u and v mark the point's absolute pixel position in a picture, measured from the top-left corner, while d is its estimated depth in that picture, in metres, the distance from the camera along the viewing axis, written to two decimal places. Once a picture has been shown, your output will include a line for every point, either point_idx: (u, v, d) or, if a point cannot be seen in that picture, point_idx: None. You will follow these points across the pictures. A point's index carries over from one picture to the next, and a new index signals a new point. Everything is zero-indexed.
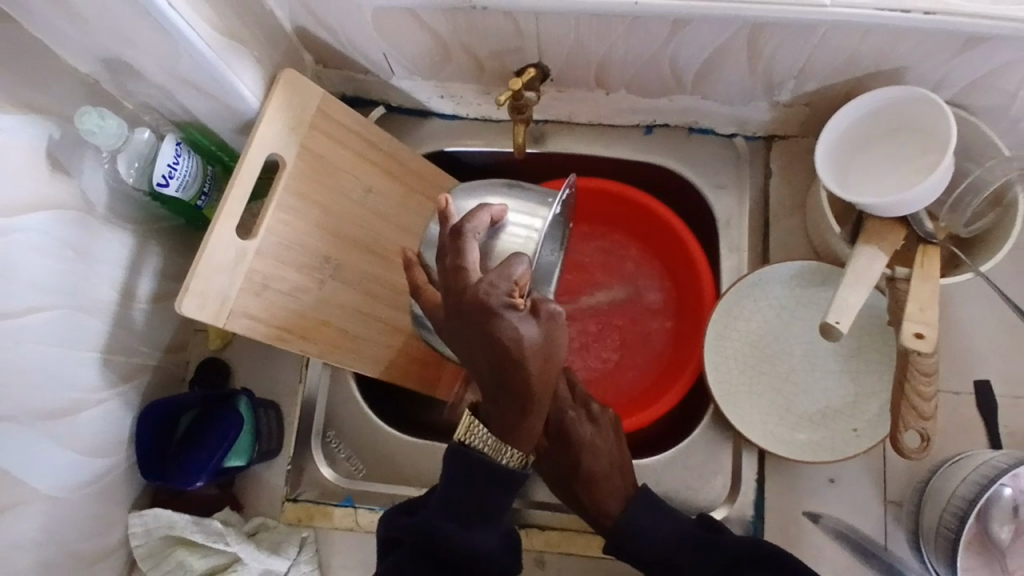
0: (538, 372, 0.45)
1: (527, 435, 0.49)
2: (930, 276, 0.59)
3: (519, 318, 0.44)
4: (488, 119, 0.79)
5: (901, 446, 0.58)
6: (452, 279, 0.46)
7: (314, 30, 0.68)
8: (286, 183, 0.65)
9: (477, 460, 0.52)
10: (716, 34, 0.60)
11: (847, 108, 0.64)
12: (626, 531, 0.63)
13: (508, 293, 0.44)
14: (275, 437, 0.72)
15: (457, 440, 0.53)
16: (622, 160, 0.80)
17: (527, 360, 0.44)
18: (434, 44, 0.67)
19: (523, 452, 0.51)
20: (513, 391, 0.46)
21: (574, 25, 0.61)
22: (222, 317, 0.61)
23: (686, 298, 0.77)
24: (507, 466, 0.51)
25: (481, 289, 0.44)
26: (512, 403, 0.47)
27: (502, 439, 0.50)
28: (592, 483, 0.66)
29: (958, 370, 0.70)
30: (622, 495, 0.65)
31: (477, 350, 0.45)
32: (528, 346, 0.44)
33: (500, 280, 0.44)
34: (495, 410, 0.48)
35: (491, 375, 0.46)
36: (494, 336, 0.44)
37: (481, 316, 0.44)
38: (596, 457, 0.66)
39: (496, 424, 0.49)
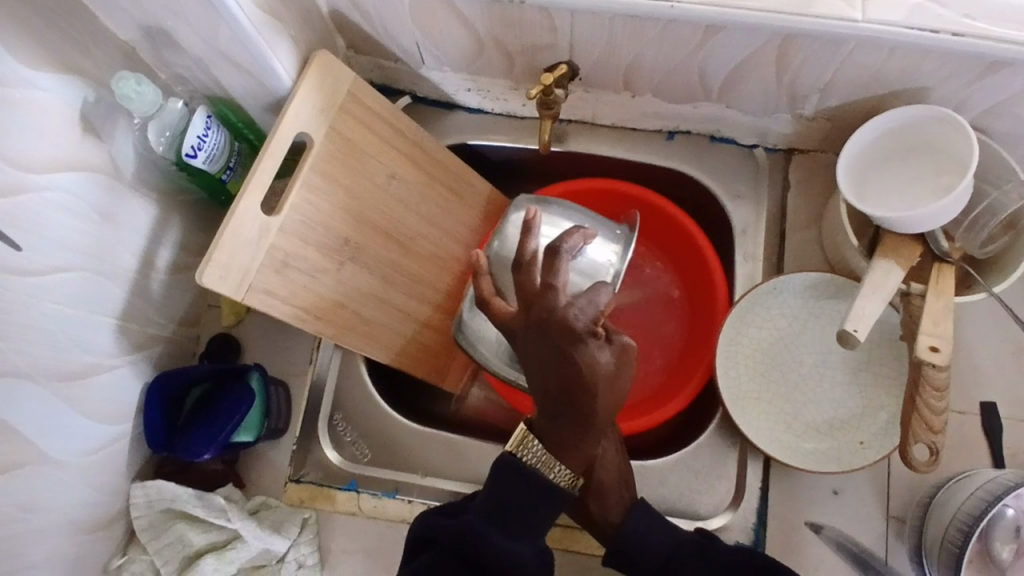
0: (603, 395, 0.50)
1: (581, 453, 0.54)
2: (944, 293, 0.60)
3: (596, 345, 0.49)
4: (512, 115, 0.80)
5: (910, 458, 0.58)
6: (539, 297, 0.49)
7: (349, 15, 0.69)
8: (313, 163, 0.65)
9: (524, 472, 0.54)
10: (743, 45, 0.62)
11: (881, 117, 0.64)
12: (627, 538, 0.62)
13: (591, 319, 0.48)
14: (283, 417, 0.72)
15: (506, 451, 0.55)
16: (643, 164, 0.81)
17: (597, 384, 0.49)
18: (467, 37, 0.68)
19: (572, 471, 0.54)
20: (576, 414, 0.51)
21: (608, 26, 0.62)
22: (242, 290, 0.62)
23: (699, 300, 0.78)
24: (556, 483, 0.54)
25: (570, 312, 0.48)
26: (573, 421, 0.52)
27: (554, 453, 0.53)
28: (597, 491, 0.65)
29: (964, 390, 0.71)
30: (621, 498, 0.65)
31: (550, 369, 0.50)
32: (601, 372, 0.49)
33: (586, 307, 0.48)
34: (550, 426, 0.53)
35: (557, 394, 0.51)
36: (574, 358, 0.48)
37: (567, 338, 0.48)
38: (607, 468, 0.65)
39: (550, 439, 0.53)
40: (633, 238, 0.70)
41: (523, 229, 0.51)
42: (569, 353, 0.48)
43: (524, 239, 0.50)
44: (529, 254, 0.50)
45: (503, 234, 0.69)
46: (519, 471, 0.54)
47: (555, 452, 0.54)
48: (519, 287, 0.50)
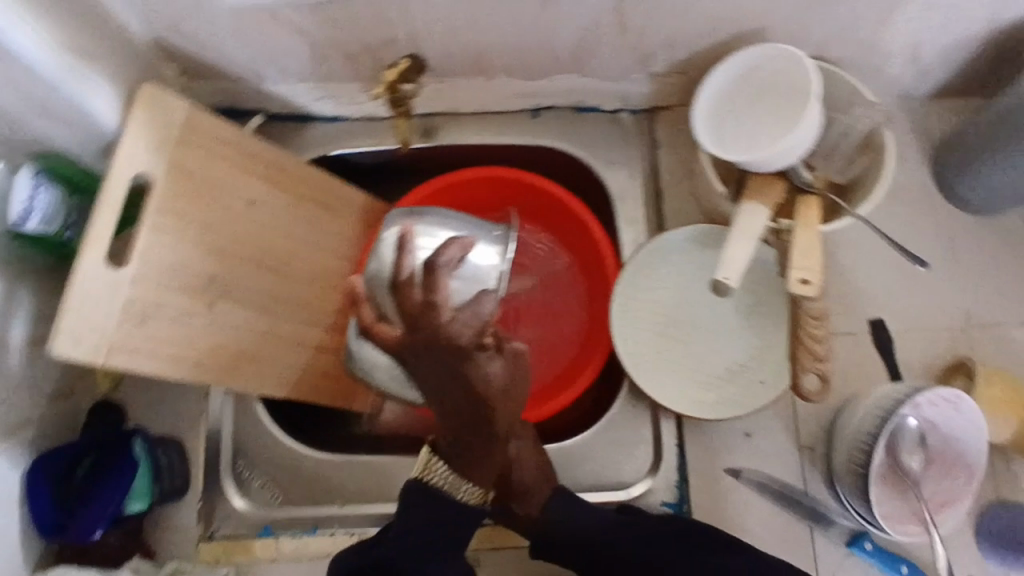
0: (501, 403, 0.51)
1: (486, 467, 0.54)
2: (811, 225, 0.61)
3: (486, 357, 0.49)
4: (372, 117, 0.77)
5: (800, 389, 0.60)
6: (422, 316, 0.47)
7: (172, 40, 0.65)
8: (158, 204, 0.60)
9: (433, 496, 0.55)
10: (579, 12, 0.61)
11: (749, 52, 0.64)
12: (549, 524, 0.62)
13: (477, 332, 0.48)
14: (180, 474, 0.69)
15: (414, 477, 0.56)
16: (513, 147, 0.79)
17: (490, 394, 0.50)
18: (301, 44, 0.65)
19: (480, 487, 0.54)
20: (475, 424, 0.51)
21: (443, 12, 0.60)
22: (103, 352, 0.57)
23: (592, 272, 0.78)
24: (465, 501, 0.55)
25: (455, 329, 0.47)
26: (474, 432, 0.52)
27: (461, 473, 0.54)
28: (519, 493, 0.63)
29: (852, 312, 0.73)
30: (542, 490, 0.63)
31: (445, 386, 0.49)
32: (493, 382, 0.49)
33: (471, 322, 0.48)
34: (455, 443, 0.53)
35: (456, 409, 0.51)
36: (466, 372, 0.48)
37: (456, 355, 0.48)
38: (525, 471, 0.62)
39: (455, 460, 0.53)
40: (513, 236, 0.69)
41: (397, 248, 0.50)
42: (460, 370, 0.48)
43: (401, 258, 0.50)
44: (407, 272, 0.49)
45: (379, 253, 0.66)
46: (427, 497, 0.55)
47: (458, 468, 0.54)
48: (400, 306, 0.48)
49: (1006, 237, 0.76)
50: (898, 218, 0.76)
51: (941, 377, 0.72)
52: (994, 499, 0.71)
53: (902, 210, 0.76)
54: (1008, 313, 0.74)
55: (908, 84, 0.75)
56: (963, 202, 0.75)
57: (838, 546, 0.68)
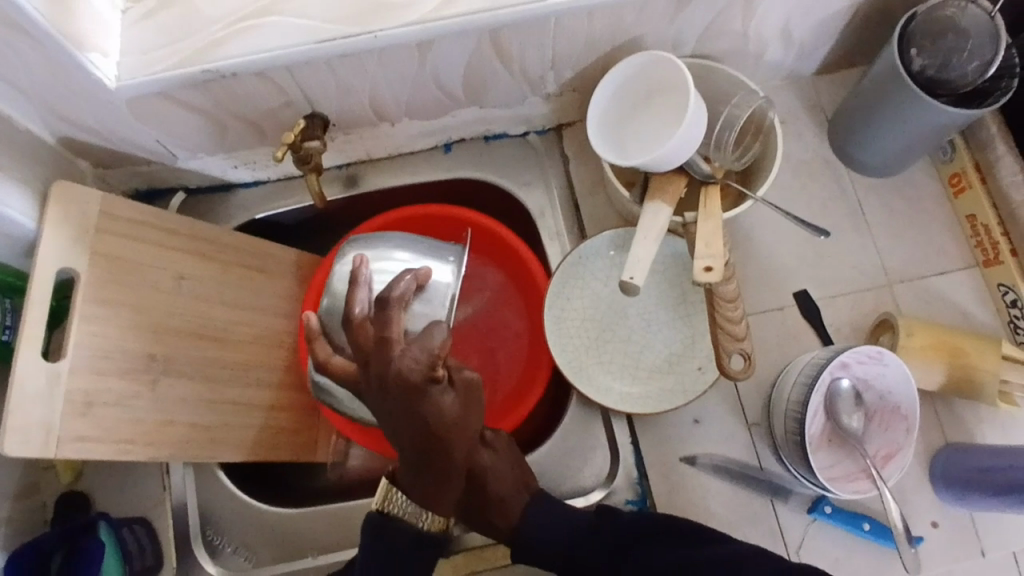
0: (455, 437, 0.51)
1: (441, 501, 0.57)
2: (713, 214, 0.63)
3: (439, 392, 0.49)
4: (290, 177, 0.81)
5: (726, 370, 0.62)
6: (378, 352, 0.48)
7: (78, 136, 0.68)
8: (85, 295, 0.61)
9: (396, 525, 0.59)
10: (459, 52, 0.64)
11: (640, 56, 0.66)
12: (527, 535, 0.61)
13: (428, 367, 0.48)
14: (150, 552, 0.70)
15: (375, 509, 0.60)
16: (432, 182, 0.82)
17: (443, 428, 0.50)
18: (204, 120, 0.68)
19: (439, 516, 0.59)
20: (431, 456, 0.52)
21: (331, 70, 0.63)
22: (51, 447, 0.58)
23: (528, 290, 0.80)
24: (425, 528, 0.59)
25: (405, 368, 0.47)
26: (433, 463, 0.52)
27: (419, 503, 0.57)
28: (500, 503, 0.61)
29: (777, 288, 0.76)
30: (518, 497, 0.62)
31: (398, 423, 0.49)
32: (446, 414, 0.49)
33: (421, 355, 0.48)
34: (412, 474, 0.54)
35: (413, 443, 0.51)
36: (419, 408, 0.48)
37: (409, 393, 0.47)
38: (505, 480, 0.61)
39: (412, 493, 0.56)
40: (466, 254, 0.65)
41: (351, 282, 0.54)
42: (414, 404, 0.48)
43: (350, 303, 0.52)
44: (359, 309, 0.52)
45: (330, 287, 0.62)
46: (387, 523, 0.60)
47: (415, 500, 0.57)
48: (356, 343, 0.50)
49: (909, 192, 0.79)
50: (806, 191, 0.80)
51: (871, 335, 0.75)
52: (942, 443, 0.74)
53: (808, 182, 0.80)
54: (923, 263, 0.77)
55: (790, 64, 0.80)
56: (862, 166, 0.79)
57: (800, 514, 0.70)
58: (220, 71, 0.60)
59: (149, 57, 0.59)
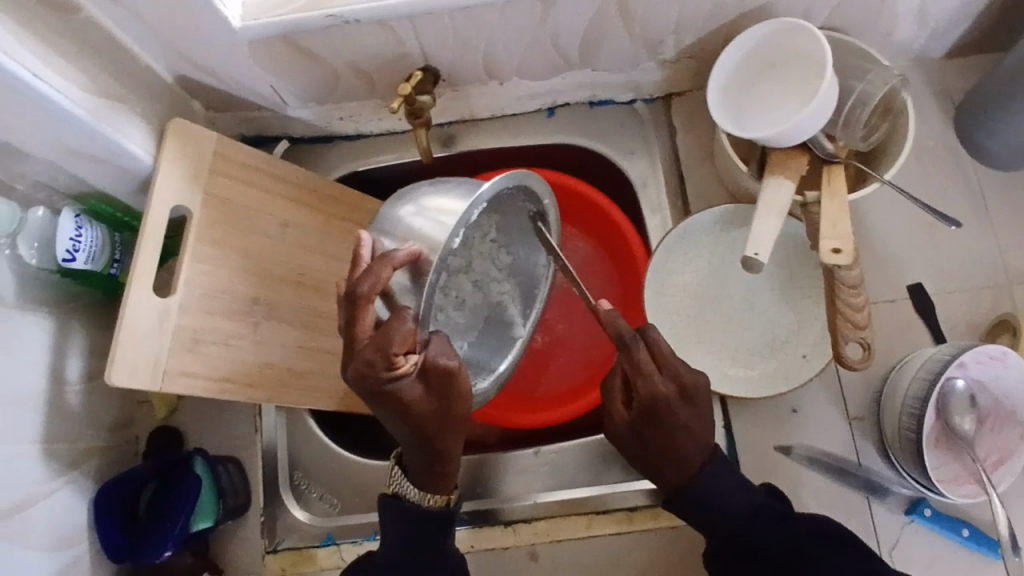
0: (432, 421, 0.53)
1: (444, 476, 0.58)
2: (838, 194, 0.60)
3: (405, 384, 0.50)
4: (392, 131, 0.80)
5: (845, 360, 0.60)
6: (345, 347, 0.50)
7: (194, 76, 0.69)
8: (197, 234, 0.63)
9: (404, 507, 0.59)
10: (583, 10, 0.62)
11: (763, 25, 0.63)
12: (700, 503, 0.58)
13: (387, 365, 0.48)
14: (242, 492, 0.71)
15: (387, 493, 0.60)
16: (533, 147, 0.81)
17: (421, 415, 0.52)
18: (317, 66, 0.67)
19: (441, 493, 0.59)
20: (420, 442, 0.54)
21: (450, 22, 0.62)
22: (159, 381, 0.59)
23: (620, 260, 0.78)
24: (429, 507, 0.59)
25: (362, 370, 0.48)
26: (425, 447, 0.55)
27: (422, 486, 0.58)
28: (677, 460, 0.58)
29: (889, 279, 0.73)
30: (698, 457, 0.58)
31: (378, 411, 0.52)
32: (418, 403, 0.51)
33: (376, 356, 0.48)
34: (409, 455, 0.56)
35: (398, 430, 0.54)
36: (390, 401, 0.50)
37: (373, 391, 0.50)
38: (689, 437, 0.58)
39: (413, 470, 0.58)
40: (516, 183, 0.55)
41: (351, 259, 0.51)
42: (381, 398, 0.50)
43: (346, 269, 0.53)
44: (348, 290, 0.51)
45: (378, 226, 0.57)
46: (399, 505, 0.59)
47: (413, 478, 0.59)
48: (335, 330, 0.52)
49: None
50: (927, 179, 0.75)
51: (987, 335, 0.71)
52: None
53: (929, 170, 0.75)
54: None
55: (920, 44, 0.75)
56: (990, 158, 0.74)
57: (897, 515, 0.67)
58: (344, 17, 0.59)
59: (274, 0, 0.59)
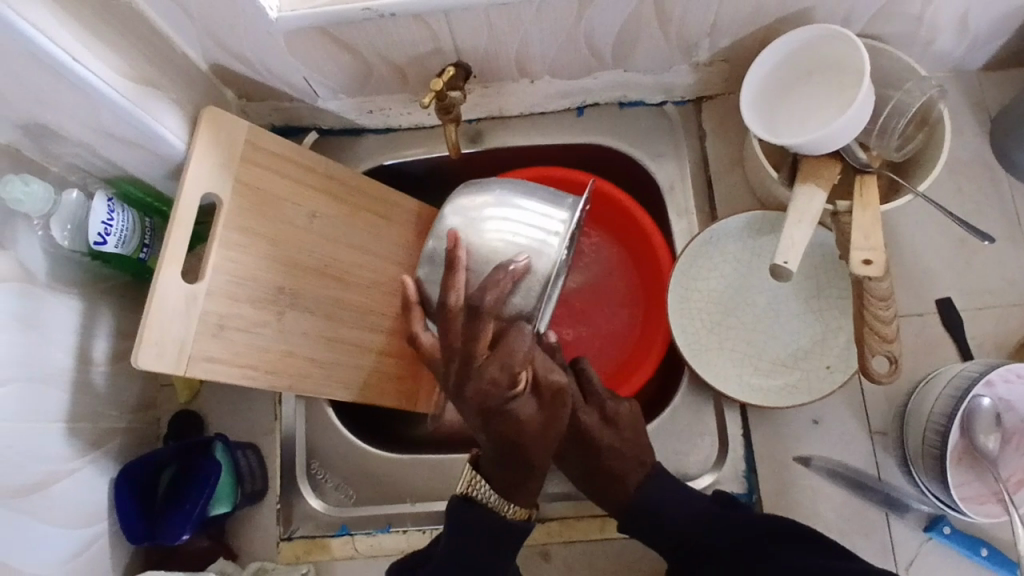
0: (535, 437, 0.56)
1: (528, 491, 0.58)
2: (870, 205, 0.59)
3: (520, 403, 0.55)
4: (420, 126, 0.80)
5: (871, 372, 0.59)
6: (463, 362, 0.54)
7: (229, 65, 0.69)
8: (226, 220, 0.64)
9: (479, 512, 0.58)
10: (619, 10, 0.62)
11: (808, 30, 0.61)
12: (648, 513, 0.60)
13: (507, 381, 0.53)
14: (260, 478, 0.72)
15: (460, 493, 0.59)
16: (561, 146, 0.81)
17: (529, 432, 0.56)
18: (350, 58, 0.67)
19: (523, 506, 0.59)
20: (515, 458, 0.56)
21: (486, 18, 0.62)
22: (183, 364, 0.60)
23: (645, 264, 0.78)
24: (509, 518, 0.59)
25: (485, 385, 0.53)
26: (516, 463, 0.57)
27: (503, 496, 0.58)
28: (613, 479, 0.61)
29: (917, 292, 0.72)
30: (636, 471, 0.61)
31: (481, 428, 0.56)
32: (529, 420, 0.55)
33: (502, 373, 0.53)
34: (494, 469, 0.58)
35: (494, 445, 0.56)
36: (503, 418, 0.54)
37: (488, 406, 0.54)
38: (619, 455, 0.61)
39: (494, 480, 0.58)
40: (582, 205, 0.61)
41: (449, 270, 0.57)
42: (497, 413, 0.54)
43: (447, 278, 0.57)
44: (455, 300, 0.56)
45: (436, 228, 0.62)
46: (472, 508, 0.59)
47: (501, 488, 0.58)
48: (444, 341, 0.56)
49: None
50: (959, 193, 0.74)
51: (1016, 354, 0.69)
52: None
53: (962, 184, 0.74)
54: None
55: (959, 56, 0.73)
56: None
57: (915, 531, 0.66)
58: (380, 10, 0.59)
59: None
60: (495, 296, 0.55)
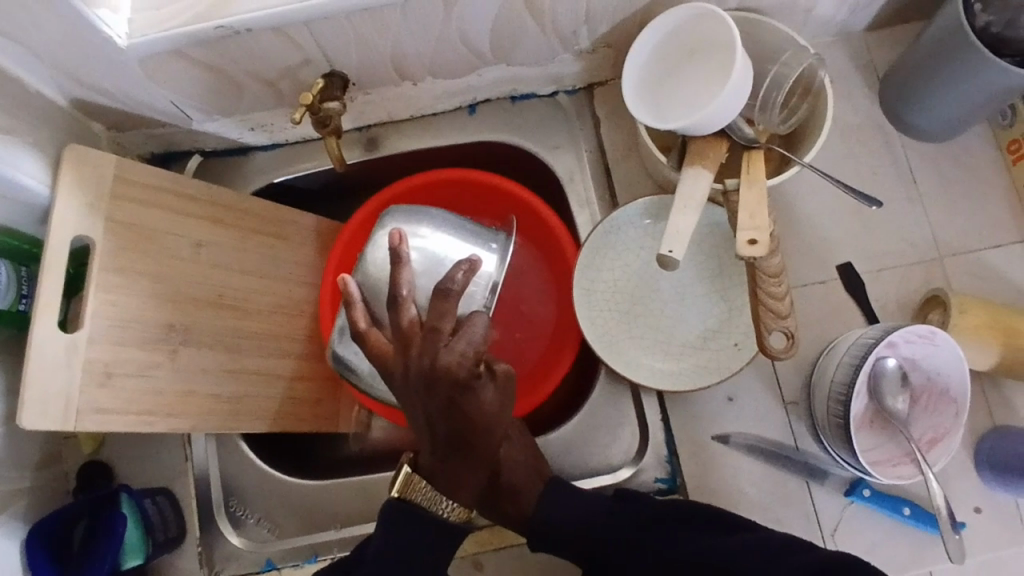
0: (491, 427, 0.50)
1: (466, 492, 0.55)
2: (756, 180, 0.59)
3: (481, 385, 0.48)
4: (309, 138, 0.79)
5: (768, 348, 0.60)
6: (427, 341, 0.46)
7: (89, 97, 0.66)
8: (102, 264, 0.59)
9: (417, 513, 0.56)
10: (489, 6, 0.59)
11: (683, 9, 0.61)
12: (546, 521, 0.61)
13: (473, 360, 0.47)
14: (173, 523, 0.69)
15: (392, 496, 0.56)
16: (457, 146, 0.79)
17: (485, 419, 0.49)
18: (218, 77, 0.64)
19: (462, 504, 0.56)
20: (463, 451, 0.51)
21: (350, 26, 0.59)
22: (71, 419, 0.56)
23: (552, 260, 0.78)
24: (448, 519, 0.56)
25: (454, 363, 0.46)
26: (460, 458, 0.52)
27: (443, 493, 0.55)
28: (516, 495, 0.61)
29: (820, 260, 0.72)
30: (533, 488, 0.62)
31: (437, 419, 0.48)
32: (487, 407, 0.49)
33: (469, 349, 0.46)
34: (438, 466, 0.53)
35: (445, 437, 0.50)
36: (464, 403, 0.47)
37: (452, 389, 0.46)
38: (516, 471, 0.62)
39: (438, 479, 0.54)
40: (510, 245, 0.64)
41: (395, 264, 0.50)
42: (459, 399, 0.47)
43: (397, 269, 0.50)
44: (406, 290, 0.49)
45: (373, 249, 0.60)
46: (409, 510, 0.56)
47: (441, 487, 0.55)
48: (400, 327, 0.48)
49: (964, 158, 0.74)
50: (854, 157, 0.75)
51: (918, 311, 0.71)
52: (990, 427, 0.68)
53: (855, 148, 0.75)
54: (978, 234, 0.72)
55: (842, 19, 0.73)
56: (916, 131, 0.73)
57: (837, 496, 0.67)
58: (235, 27, 0.56)
59: (158, 14, 0.56)
60: (463, 277, 0.49)
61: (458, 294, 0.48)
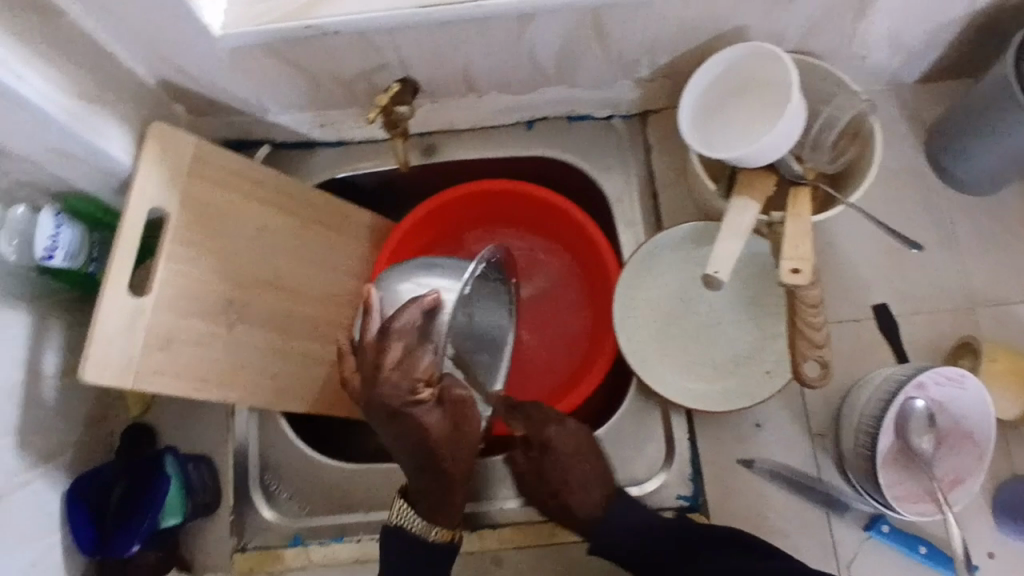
0: (445, 443, 0.57)
1: (450, 509, 0.63)
2: (801, 216, 0.61)
3: (423, 409, 0.54)
4: (372, 139, 0.82)
5: (803, 376, 0.62)
6: (370, 375, 0.52)
7: (177, 80, 0.70)
8: (172, 236, 0.63)
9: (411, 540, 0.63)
10: (558, 29, 0.63)
11: (731, 51, 0.65)
12: (609, 529, 0.63)
13: (410, 390, 0.52)
14: (212, 490, 0.73)
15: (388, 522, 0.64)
16: (512, 158, 0.82)
17: (435, 437, 0.56)
18: (299, 73, 0.68)
19: (447, 526, 0.63)
20: (428, 467, 0.59)
21: (428, 36, 0.63)
22: (130, 378, 0.60)
23: (593, 274, 0.80)
24: (436, 541, 0.63)
25: (388, 393, 0.52)
26: (427, 471, 0.59)
27: (428, 516, 0.62)
28: (574, 501, 0.65)
29: (855, 298, 0.74)
30: (597, 494, 0.65)
31: (396, 436, 0.56)
32: (433, 427, 0.55)
33: (402, 381, 0.52)
34: (419, 482, 0.61)
35: (410, 452, 0.57)
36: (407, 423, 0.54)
37: (391, 412, 0.53)
38: (580, 477, 0.65)
39: (422, 502, 0.62)
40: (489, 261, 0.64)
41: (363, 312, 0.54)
42: (398, 419, 0.54)
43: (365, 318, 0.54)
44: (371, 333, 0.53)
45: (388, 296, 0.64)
46: (402, 534, 0.63)
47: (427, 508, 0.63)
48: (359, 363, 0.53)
49: (1004, 213, 0.75)
50: (896, 202, 0.77)
51: (949, 357, 0.72)
52: (1013, 477, 0.69)
53: (897, 193, 0.77)
54: (1012, 287, 0.74)
55: (893, 69, 0.76)
56: (958, 183, 0.75)
57: (855, 530, 0.68)
58: (323, 28, 0.60)
59: (248, 10, 0.60)
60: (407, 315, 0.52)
61: (399, 333, 0.51)
